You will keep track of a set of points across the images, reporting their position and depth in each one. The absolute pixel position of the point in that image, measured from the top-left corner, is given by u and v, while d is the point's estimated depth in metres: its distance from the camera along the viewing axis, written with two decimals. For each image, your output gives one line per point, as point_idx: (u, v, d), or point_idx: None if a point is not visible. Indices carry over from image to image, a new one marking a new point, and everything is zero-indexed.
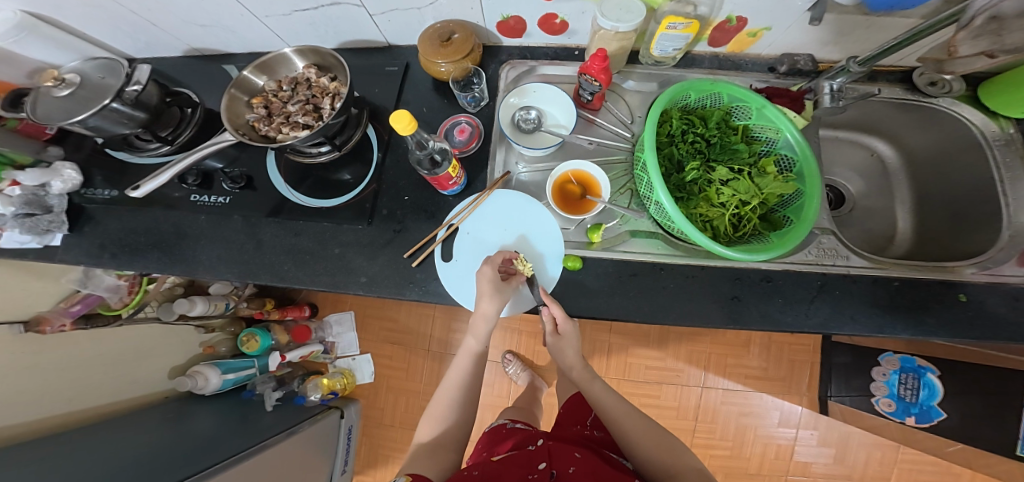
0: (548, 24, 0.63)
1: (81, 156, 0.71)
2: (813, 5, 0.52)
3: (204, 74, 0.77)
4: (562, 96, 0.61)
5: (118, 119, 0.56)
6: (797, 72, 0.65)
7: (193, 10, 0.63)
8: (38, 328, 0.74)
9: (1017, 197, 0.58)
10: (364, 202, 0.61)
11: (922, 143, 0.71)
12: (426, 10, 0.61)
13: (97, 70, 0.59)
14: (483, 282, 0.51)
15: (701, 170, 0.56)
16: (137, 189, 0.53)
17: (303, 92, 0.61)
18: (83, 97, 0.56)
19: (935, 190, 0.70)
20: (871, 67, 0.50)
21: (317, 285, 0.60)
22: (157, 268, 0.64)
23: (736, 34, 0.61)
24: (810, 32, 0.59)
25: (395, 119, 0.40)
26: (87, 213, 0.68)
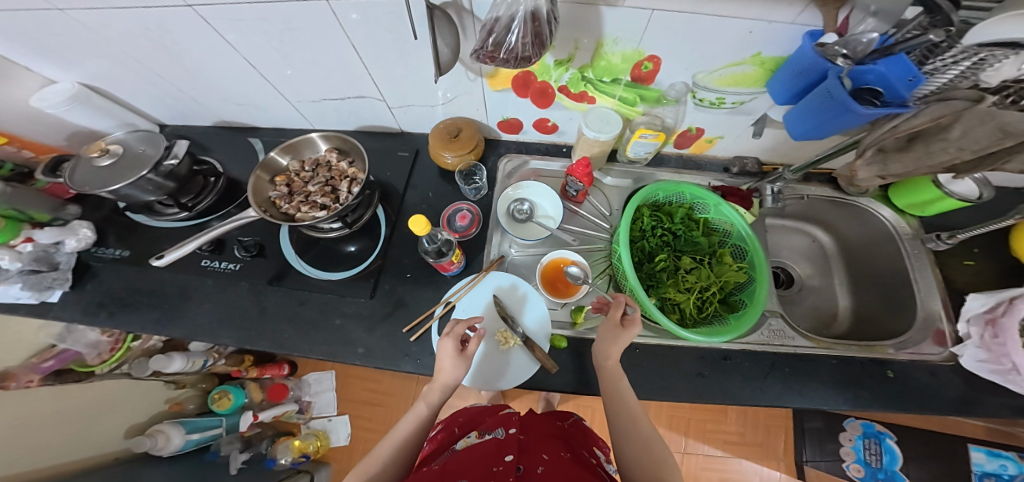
0: (542, 126, 0.74)
1: (99, 215, 0.75)
2: (756, 121, 0.63)
3: (229, 144, 0.84)
4: (550, 192, 0.73)
5: (147, 188, 0.62)
6: (747, 173, 0.74)
7: (233, 91, 0.72)
8: (3, 384, 0.71)
9: (926, 282, 0.68)
10: (369, 276, 0.67)
11: (854, 235, 0.81)
12: (439, 107, 0.72)
13: (138, 141, 0.64)
14: (444, 358, 0.52)
15: (669, 260, 0.65)
16: (161, 258, 0.58)
17: (323, 174, 0.69)
18: (123, 166, 0.61)
19: (861, 273, 0.80)
20: (802, 175, 0.61)
21: (316, 354, 0.62)
22: (153, 329, 0.65)
23: (695, 140, 0.71)
24: (755, 143, 0.70)
25: (412, 222, 0.51)
26: (92, 270, 0.70)
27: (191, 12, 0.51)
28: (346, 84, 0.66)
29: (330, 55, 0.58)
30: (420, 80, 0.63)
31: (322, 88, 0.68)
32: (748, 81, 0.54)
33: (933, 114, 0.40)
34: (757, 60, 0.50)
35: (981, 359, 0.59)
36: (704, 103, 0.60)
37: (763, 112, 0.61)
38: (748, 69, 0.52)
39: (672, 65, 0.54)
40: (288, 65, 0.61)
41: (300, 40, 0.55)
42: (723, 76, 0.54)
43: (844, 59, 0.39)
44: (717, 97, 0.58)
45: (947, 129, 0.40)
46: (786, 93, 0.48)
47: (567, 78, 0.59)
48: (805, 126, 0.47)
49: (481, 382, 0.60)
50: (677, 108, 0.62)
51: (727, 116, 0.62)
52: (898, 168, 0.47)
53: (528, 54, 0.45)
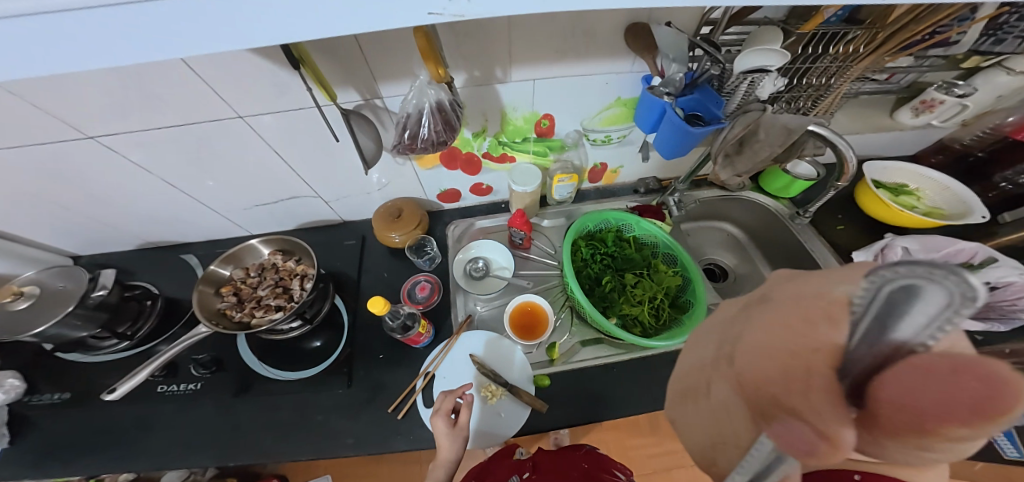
0: (478, 189, 0.81)
1: (21, 360, 0.71)
2: (641, 148, 0.70)
3: (162, 265, 0.84)
4: (499, 247, 0.78)
5: (74, 323, 0.61)
6: (650, 191, 0.78)
7: (155, 213, 0.74)
8: None
9: (818, 249, 0.72)
10: (341, 366, 0.69)
11: (750, 218, 0.83)
12: (375, 193, 0.79)
13: (54, 277, 0.65)
14: (441, 437, 0.52)
15: (615, 280, 0.68)
16: (113, 391, 0.55)
17: (272, 277, 0.71)
18: (42, 306, 0.61)
19: (775, 252, 0.80)
20: (690, 183, 0.68)
21: (303, 456, 0.62)
22: (111, 468, 0.61)
23: (603, 173, 0.76)
24: (650, 166, 0.76)
25: (371, 303, 0.58)
26: (32, 420, 0.66)
27: (92, 142, 0.56)
28: (278, 188, 0.72)
29: (253, 162, 0.64)
30: (354, 173, 0.71)
31: (254, 195, 0.73)
32: (622, 118, 0.63)
33: (743, 123, 0.48)
34: (620, 102, 0.60)
35: None
36: (597, 141, 0.68)
37: (643, 139, 0.69)
38: (617, 110, 0.62)
39: (563, 119, 0.63)
40: (205, 177, 0.67)
41: (221, 152, 0.61)
42: (603, 118, 0.63)
43: (669, 95, 0.51)
44: (604, 136, 0.66)
45: (756, 134, 0.49)
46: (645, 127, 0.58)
47: (486, 145, 0.67)
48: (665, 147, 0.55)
49: (479, 441, 0.61)
50: (580, 151, 0.70)
51: (620, 150, 0.70)
52: (746, 164, 0.52)
53: (445, 139, 0.53)
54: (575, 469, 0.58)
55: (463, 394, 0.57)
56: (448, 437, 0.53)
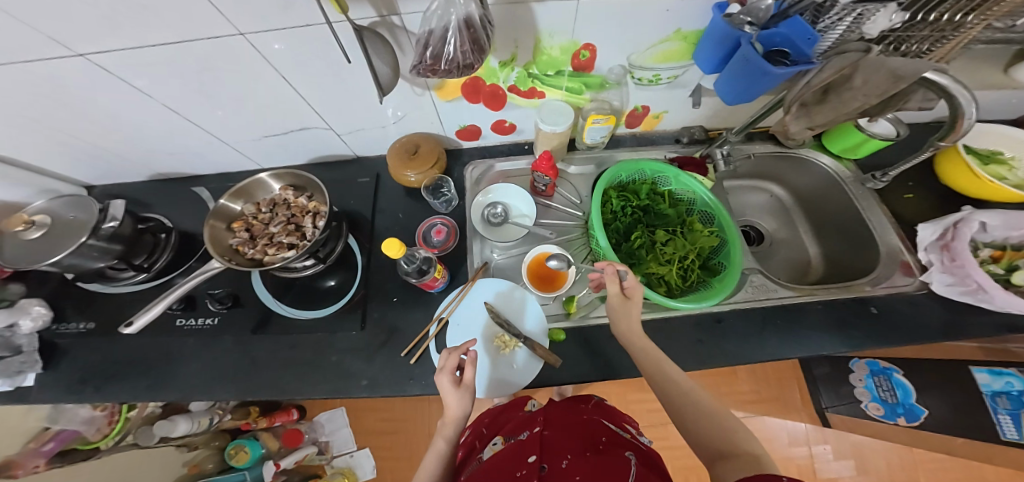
0: (500, 127, 0.75)
1: (45, 291, 0.72)
2: (693, 92, 0.62)
3: (176, 198, 0.82)
4: (521, 192, 0.74)
5: (91, 254, 0.58)
6: (696, 141, 0.71)
7: (161, 142, 0.70)
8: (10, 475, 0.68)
9: (880, 220, 0.67)
10: (356, 307, 0.69)
11: (806, 183, 0.77)
12: (391, 127, 0.73)
13: (65, 207, 0.60)
14: (447, 395, 0.50)
15: (644, 237, 0.64)
16: (131, 325, 0.54)
17: (283, 214, 0.69)
18: (54, 236, 0.57)
19: (823, 219, 0.76)
20: (745, 134, 0.60)
21: (319, 394, 0.64)
22: (140, 396, 0.64)
23: (643, 118, 0.69)
24: (698, 113, 0.68)
25: (387, 246, 0.55)
26: (61, 349, 0.67)
27: (85, 62, 0.49)
28: (287, 118, 0.67)
29: (260, 89, 0.59)
30: (369, 103, 0.65)
31: (259, 125, 0.68)
32: (677, 56, 0.55)
33: (836, 66, 0.40)
34: (680, 36, 0.51)
35: (950, 283, 0.58)
36: (643, 81, 0.60)
37: (698, 83, 0.61)
38: (673, 46, 0.53)
39: (608, 51, 0.54)
40: (211, 104, 0.61)
41: (222, 77, 0.55)
42: (654, 54, 0.54)
43: (750, 26, 0.41)
44: (652, 74, 0.58)
45: (851, 78, 0.41)
46: (714, 59, 0.49)
47: (514, 77, 0.60)
48: (730, 92, 0.49)
49: (495, 391, 0.61)
50: (622, 91, 0.63)
51: (666, 92, 0.62)
52: (825, 117, 0.47)
53: (470, 62, 0.46)
54: (587, 421, 0.58)
55: (467, 350, 0.53)
56: (458, 396, 0.50)
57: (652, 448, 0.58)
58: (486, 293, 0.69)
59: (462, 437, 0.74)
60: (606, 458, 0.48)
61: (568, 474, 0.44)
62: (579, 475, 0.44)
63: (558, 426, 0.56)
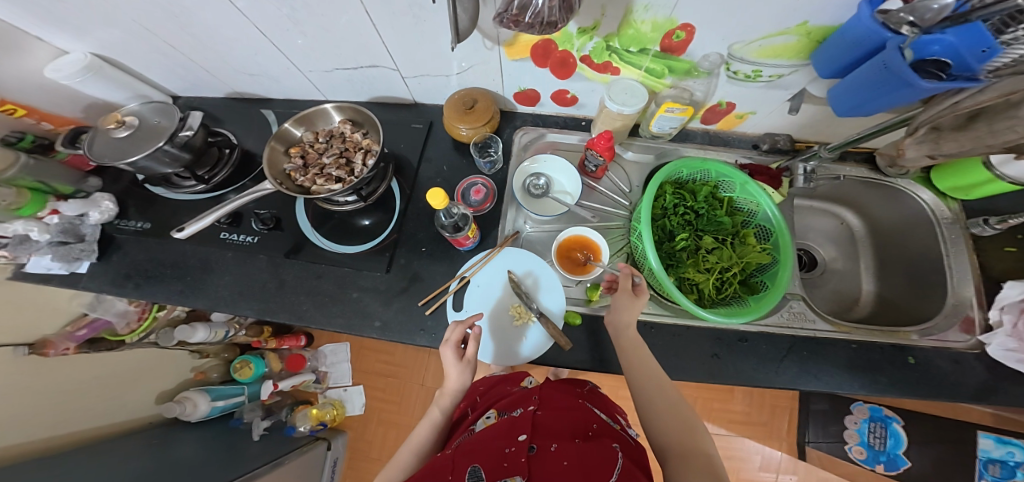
0: (560, 97, 0.72)
1: (118, 188, 0.71)
2: (793, 97, 0.55)
3: (240, 114, 0.79)
4: (569, 167, 0.70)
5: (164, 160, 0.58)
6: (778, 151, 0.65)
7: (244, 60, 0.66)
8: (42, 351, 0.72)
9: (961, 270, 0.60)
10: (383, 251, 0.70)
11: (887, 215, 0.71)
12: (453, 77, 0.72)
13: (153, 112, 0.59)
14: (447, 363, 0.55)
15: (690, 240, 0.61)
16: (183, 230, 0.57)
17: (337, 146, 0.68)
18: (139, 138, 0.56)
19: (891, 257, 0.72)
20: (841, 154, 0.53)
21: (333, 325, 0.66)
22: (174, 299, 0.65)
23: (724, 115, 0.64)
24: (791, 121, 0.62)
25: (432, 196, 0.54)
26: (116, 242, 0.67)
27: None
28: (359, 54, 0.64)
29: (341, 22, 0.55)
30: (436, 49, 0.61)
31: (332, 58, 0.65)
32: (789, 53, 0.48)
33: (1003, 89, 0.36)
34: (803, 30, 0.44)
35: (1010, 348, 0.53)
36: (738, 76, 0.54)
37: (801, 87, 0.54)
38: (792, 40, 0.46)
39: (709, 34, 0.48)
40: (298, 32, 0.58)
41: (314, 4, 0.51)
42: (762, 47, 0.48)
43: (909, 27, 0.35)
44: (754, 69, 0.52)
45: (1016, 107, 0.38)
46: (838, 63, 0.44)
47: (591, 47, 0.55)
48: (844, 105, 0.47)
49: (502, 357, 0.62)
50: (709, 81, 0.57)
51: (762, 91, 0.56)
52: (953, 147, 0.45)
53: (555, 19, 0.42)
54: (582, 407, 0.58)
55: (472, 325, 0.57)
56: (458, 367, 0.55)
57: (640, 441, 0.58)
58: (515, 262, 0.68)
59: (461, 401, 0.75)
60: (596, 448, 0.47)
61: (557, 459, 0.45)
62: (565, 462, 0.44)
63: (552, 410, 0.56)
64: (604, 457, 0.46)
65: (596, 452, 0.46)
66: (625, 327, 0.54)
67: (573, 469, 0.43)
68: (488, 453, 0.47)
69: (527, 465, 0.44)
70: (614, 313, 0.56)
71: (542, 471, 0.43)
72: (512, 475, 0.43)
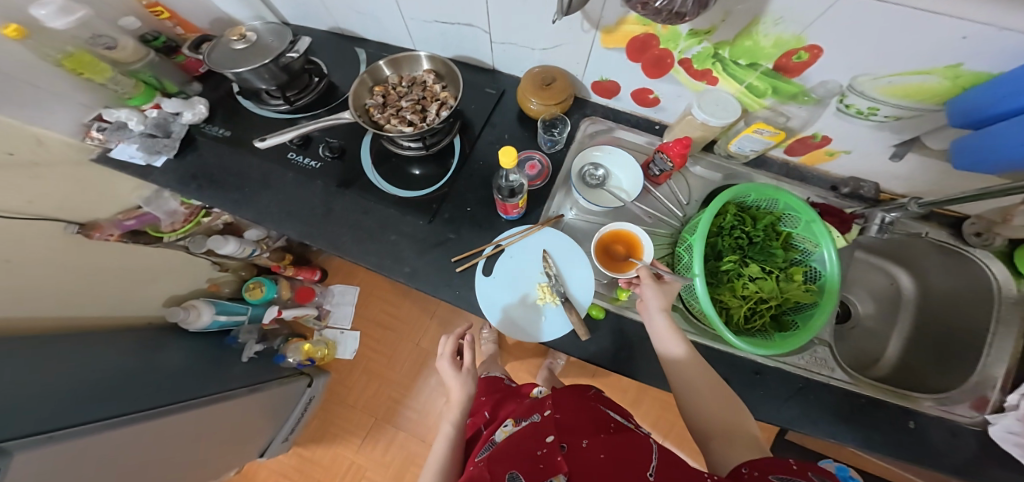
0: (641, 97, 0.71)
1: (216, 95, 0.84)
2: (902, 143, 0.55)
3: (339, 52, 0.89)
4: (632, 164, 0.68)
5: (263, 75, 0.70)
6: (858, 197, 0.66)
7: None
8: (90, 233, 0.81)
9: (1000, 354, 0.60)
10: (431, 203, 0.71)
11: (942, 282, 0.70)
12: (537, 52, 0.72)
13: (268, 31, 0.71)
14: (445, 375, 0.64)
15: (736, 263, 0.62)
16: (265, 141, 0.65)
17: (417, 93, 0.73)
18: (253, 52, 0.69)
19: (931, 328, 0.71)
20: (930, 211, 0.52)
21: (365, 260, 0.68)
22: (232, 207, 0.74)
23: (814, 150, 0.64)
24: (887, 167, 0.62)
25: (501, 153, 0.52)
26: (194, 144, 0.80)
27: None
28: (459, 10, 0.68)
29: None
30: (534, 18, 0.63)
31: (435, 10, 0.70)
32: (922, 95, 0.46)
33: None
34: (949, 73, 0.42)
35: (1012, 431, 0.54)
36: (850, 110, 0.53)
37: (914, 135, 0.54)
38: (932, 81, 0.44)
39: (834, 60, 0.47)
40: None
41: None
42: (892, 84, 0.47)
43: None
44: (870, 106, 0.51)
45: None
46: (988, 112, 0.40)
47: (697, 51, 0.54)
48: (983, 157, 0.42)
49: (515, 331, 0.63)
50: (816, 109, 0.56)
51: (869, 131, 0.56)
52: None
53: (685, 12, 0.37)
54: (596, 404, 0.59)
55: (464, 338, 0.68)
56: (458, 377, 0.64)
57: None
58: (553, 242, 0.69)
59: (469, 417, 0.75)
60: (624, 440, 0.49)
61: (592, 452, 0.45)
62: (602, 455, 0.45)
63: (571, 411, 0.56)
64: (636, 450, 0.47)
65: (625, 443, 0.48)
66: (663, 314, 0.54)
67: (611, 460, 0.44)
68: (520, 455, 0.47)
69: (566, 462, 0.44)
70: (646, 301, 0.56)
71: (579, 464, 0.44)
72: (555, 473, 0.43)
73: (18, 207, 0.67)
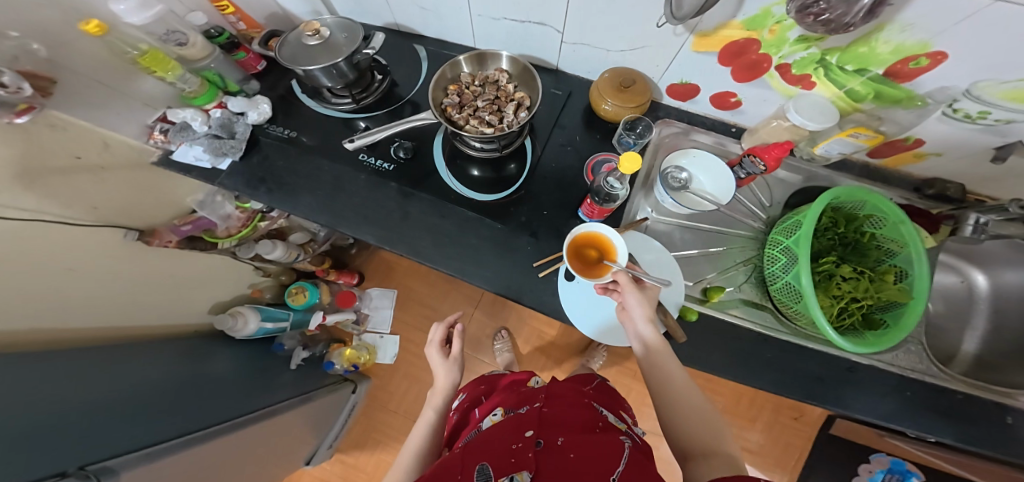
0: (721, 100, 0.72)
1: (273, 94, 0.78)
2: (1004, 145, 0.56)
3: (396, 48, 0.84)
4: (719, 167, 0.68)
5: (332, 74, 0.65)
6: (943, 199, 0.68)
7: None
8: (148, 240, 0.76)
9: None
10: (509, 206, 0.71)
11: (1017, 281, 0.72)
12: (614, 53, 0.71)
13: (341, 29, 0.67)
14: (435, 363, 0.70)
15: (827, 264, 0.62)
16: (354, 142, 0.71)
17: (491, 92, 0.72)
18: (326, 52, 0.65)
19: (1005, 325, 0.72)
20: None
21: (448, 267, 0.67)
22: (305, 212, 0.70)
23: (902, 152, 0.66)
24: (971, 168, 0.64)
25: (625, 158, 0.55)
26: (259, 144, 0.75)
27: None
28: (537, 9, 0.65)
29: None
30: (616, 21, 0.62)
31: (509, 7, 0.67)
32: None
33: None
34: None
35: None
36: (956, 114, 0.55)
37: (1019, 138, 0.55)
38: None
39: (951, 65, 0.47)
40: None
41: None
42: (1015, 89, 0.47)
43: None
44: (977, 111, 0.53)
45: None
46: None
47: (801, 56, 0.55)
48: None
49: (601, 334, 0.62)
50: (921, 112, 0.57)
51: (972, 134, 0.57)
52: None
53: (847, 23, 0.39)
54: (588, 404, 0.58)
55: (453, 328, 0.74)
56: (446, 364, 0.70)
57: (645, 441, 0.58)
58: (638, 247, 0.68)
59: (462, 403, 0.80)
60: (600, 440, 0.48)
61: (562, 451, 0.45)
62: (572, 454, 0.44)
63: (557, 405, 0.56)
64: (608, 450, 0.45)
65: (601, 445, 0.47)
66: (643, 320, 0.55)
67: (581, 462, 0.43)
68: (495, 447, 0.49)
69: (533, 459, 0.44)
70: (629, 309, 0.56)
71: (547, 463, 0.44)
72: (518, 471, 0.43)
73: (82, 212, 0.62)
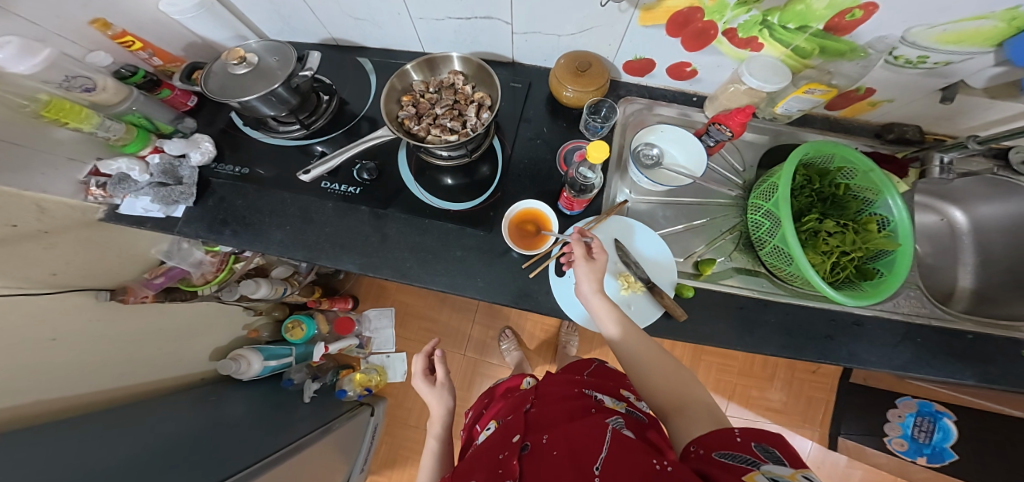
0: (677, 71, 0.69)
1: (213, 131, 0.75)
2: (947, 86, 0.57)
3: (339, 64, 0.81)
4: (688, 139, 0.67)
5: (271, 101, 0.62)
6: (904, 141, 0.67)
7: (357, 4, 0.67)
8: (123, 298, 0.72)
9: None
10: (486, 212, 0.69)
11: (995, 214, 0.70)
12: (564, 38, 0.69)
13: (269, 52, 0.63)
14: (422, 394, 0.72)
15: (811, 221, 0.60)
16: (309, 172, 0.66)
17: (449, 97, 0.70)
18: (259, 79, 0.60)
19: (998, 254, 0.70)
20: (991, 147, 0.55)
21: (438, 284, 0.66)
22: (278, 250, 0.68)
23: (856, 102, 0.65)
24: (931, 109, 0.63)
25: (594, 148, 0.54)
26: (212, 186, 0.72)
27: None
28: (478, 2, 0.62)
29: None
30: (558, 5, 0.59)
31: (450, 6, 0.64)
32: (976, 39, 0.47)
33: None
34: (1004, 16, 0.43)
35: None
36: (898, 61, 0.54)
37: (959, 78, 0.56)
38: (988, 25, 0.45)
39: (887, 15, 0.47)
40: None
41: None
42: (946, 32, 0.47)
43: None
44: (919, 55, 0.52)
45: None
46: None
47: (744, 20, 0.52)
48: None
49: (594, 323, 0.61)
50: (865, 63, 0.56)
51: (916, 79, 0.57)
52: None
53: None
54: (578, 394, 0.57)
55: (433, 353, 0.74)
56: (435, 392, 0.72)
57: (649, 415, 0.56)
58: (625, 232, 0.66)
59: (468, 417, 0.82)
60: (581, 424, 0.46)
61: (546, 450, 0.43)
62: (555, 451, 0.42)
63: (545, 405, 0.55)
64: (593, 435, 0.43)
65: (582, 428, 0.45)
66: (591, 287, 0.56)
67: (560, 457, 0.41)
68: (484, 463, 0.47)
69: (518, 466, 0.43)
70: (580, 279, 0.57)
71: (532, 465, 0.42)
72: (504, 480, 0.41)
73: (44, 281, 0.59)
